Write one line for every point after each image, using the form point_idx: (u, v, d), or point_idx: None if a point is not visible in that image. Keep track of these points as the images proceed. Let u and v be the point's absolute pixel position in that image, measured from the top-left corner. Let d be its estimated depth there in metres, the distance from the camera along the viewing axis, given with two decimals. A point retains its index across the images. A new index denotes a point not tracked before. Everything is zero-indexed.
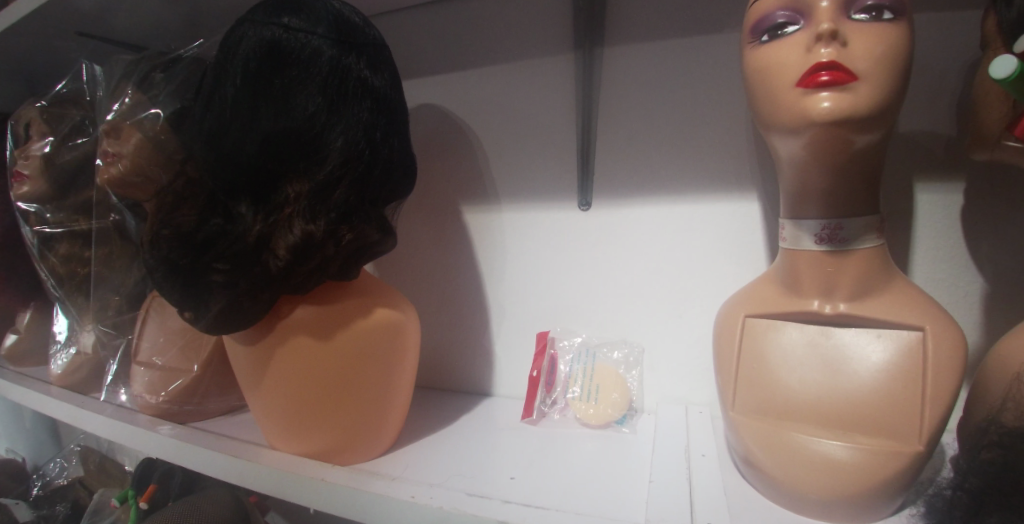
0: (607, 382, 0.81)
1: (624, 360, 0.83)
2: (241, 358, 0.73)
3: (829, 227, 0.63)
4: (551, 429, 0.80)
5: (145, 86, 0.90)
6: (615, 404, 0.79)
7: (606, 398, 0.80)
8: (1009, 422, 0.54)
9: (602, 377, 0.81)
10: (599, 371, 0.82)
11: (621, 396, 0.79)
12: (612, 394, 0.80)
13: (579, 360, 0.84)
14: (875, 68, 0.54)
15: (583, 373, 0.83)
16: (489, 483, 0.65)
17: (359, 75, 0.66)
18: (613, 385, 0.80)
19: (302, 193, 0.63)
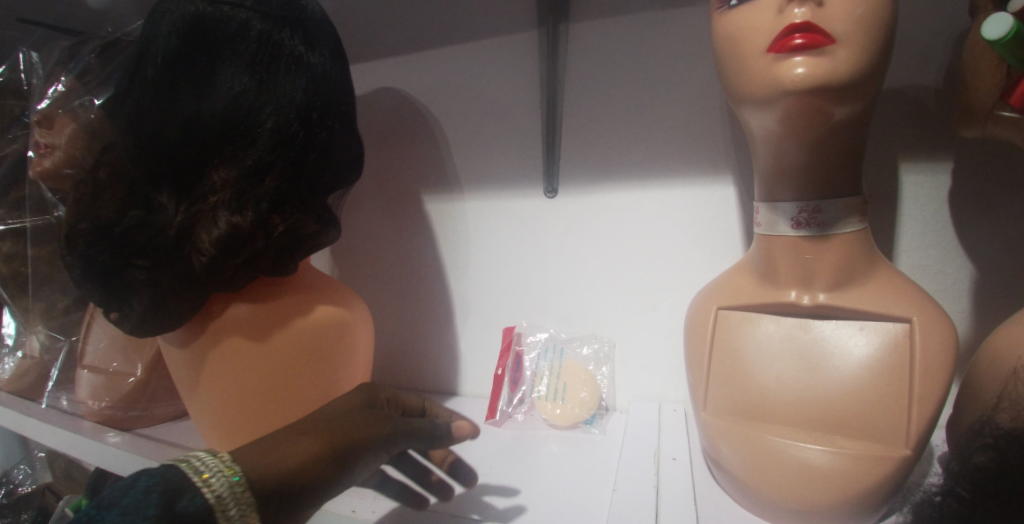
0: (574, 380, 0.75)
1: (593, 356, 0.78)
2: (177, 361, 0.67)
3: (807, 210, 0.57)
4: (516, 432, 0.75)
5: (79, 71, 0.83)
6: (583, 404, 0.74)
7: (572, 398, 0.75)
8: (1004, 423, 0.49)
9: (568, 376, 0.76)
10: (566, 370, 0.77)
11: (589, 395, 0.74)
12: (579, 394, 0.75)
13: (545, 356, 0.79)
14: (855, 29, 0.48)
15: (549, 371, 0.78)
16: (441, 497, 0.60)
17: (293, 51, 0.60)
18: (579, 382, 0.75)
19: (228, 180, 0.58)
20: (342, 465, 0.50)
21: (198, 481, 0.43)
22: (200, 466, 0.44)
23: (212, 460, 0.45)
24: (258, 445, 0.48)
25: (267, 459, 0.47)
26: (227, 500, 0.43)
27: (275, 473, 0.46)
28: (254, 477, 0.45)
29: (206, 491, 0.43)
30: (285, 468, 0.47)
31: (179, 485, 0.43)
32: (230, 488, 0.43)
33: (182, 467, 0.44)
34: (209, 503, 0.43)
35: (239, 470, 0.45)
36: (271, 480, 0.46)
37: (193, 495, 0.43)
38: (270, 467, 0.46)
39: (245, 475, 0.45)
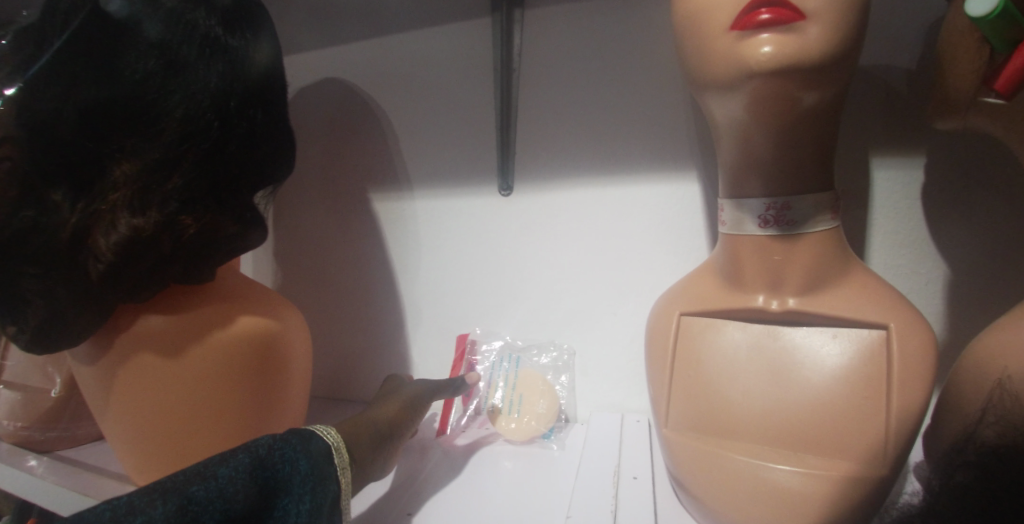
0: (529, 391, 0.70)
1: (552, 365, 0.73)
2: (86, 379, 0.60)
3: (775, 207, 0.52)
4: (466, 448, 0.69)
5: None
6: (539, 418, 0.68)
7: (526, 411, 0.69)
8: (988, 439, 0.44)
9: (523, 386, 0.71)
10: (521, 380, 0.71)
11: (546, 406, 0.68)
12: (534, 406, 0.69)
13: (500, 366, 0.73)
14: (827, 3, 0.43)
15: (505, 382, 0.72)
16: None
17: (209, 32, 0.54)
18: (534, 393, 0.70)
19: (130, 177, 0.51)
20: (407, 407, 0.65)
21: (318, 433, 0.51)
22: (325, 434, 0.52)
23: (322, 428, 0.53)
24: (349, 427, 0.56)
25: (350, 433, 0.55)
26: (337, 446, 0.51)
27: (357, 444, 0.54)
28: (351, 439, 0.54)
29: (330, 442, 0.51)
30: (369, 419, 0.59)
31: (309, 436, 0.50)
32: (338, 440, 0.52)
33: (302, 429, 0.51)
34: (328, 447, 0.50)
35: (338, 434, 0.53)
36: (372, 423, 0.58)
37: (318, 442, 0.50)
38: (347, 434, 0.54)
39: (341, 439, 0.53)
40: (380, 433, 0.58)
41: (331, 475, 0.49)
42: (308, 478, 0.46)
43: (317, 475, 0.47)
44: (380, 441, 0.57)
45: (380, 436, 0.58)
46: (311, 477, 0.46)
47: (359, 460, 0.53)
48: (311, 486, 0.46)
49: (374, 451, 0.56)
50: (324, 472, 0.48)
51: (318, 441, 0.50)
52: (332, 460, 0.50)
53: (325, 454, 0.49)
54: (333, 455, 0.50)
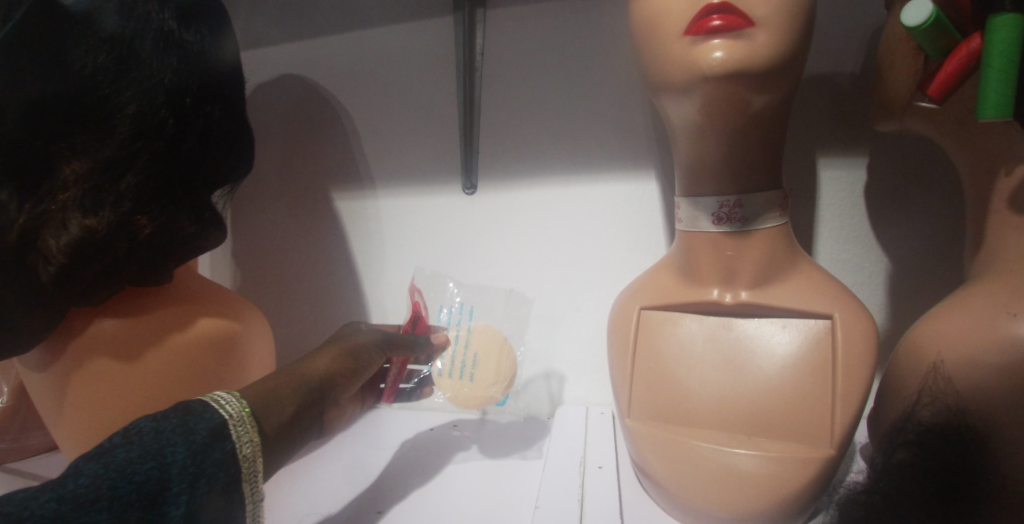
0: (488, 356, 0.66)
1: (507, 318, 0.71)
2: (35, 386, 0.58)
3: (727, 205, 0.55)
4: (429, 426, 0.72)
5: None
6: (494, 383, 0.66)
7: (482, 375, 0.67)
8: (924, 419, 0.48)
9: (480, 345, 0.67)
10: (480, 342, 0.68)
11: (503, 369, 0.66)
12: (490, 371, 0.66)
13: (452, 317, 0.71)
14: (774, 12, 0.45)
15: (456, 339, 0.68)
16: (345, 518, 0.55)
17: (162, 26, 0.52)
18: (491, 357, 0.66)
19: (81, 176, 0.50)
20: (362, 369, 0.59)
21: (209, 404, 0.43)
22: (223, 404, 0.44)
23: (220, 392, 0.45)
24: (265, 389, 0.48)
25: (262, 397, 0.47)
26: (236, 416, 0.43)
27: (271, 412, 0.47)
28: (259, 408, 0.46)
29: (224, 412, 0.43)
30: (297, 377, 0.51)
31: (200, 410, 0.42)
32: (240, 410, 0.44)
33: (195, 400, 0.44)
34: (222, 420, 0.42)
35: (242, 400, 0.45)
36: (296, 385, 0.51)
37: (207, 415, 0.42)
38: (257, 399, 0.46)
39: (247, 403, 0.45)
40: (307, 394, 0.51)
41: (233, 451, 0.42)
42: (197, 461, 0.40)
43: (209, 459, 0.40)
44: (302, 402, 0.50)
45: (306, 399, 0.51)
46: (203, 460, 0.40)
47: (275, 429, 0.46)
48: (200, 473, 0.39)
49: (295, 416, 0.48)
50: (217, 453, 0.41)
51: (209, 415, 0.42)
52: (224, 438, 0.42)
53: (218, 430, 0.42)
54: (228, 429, 0.42)
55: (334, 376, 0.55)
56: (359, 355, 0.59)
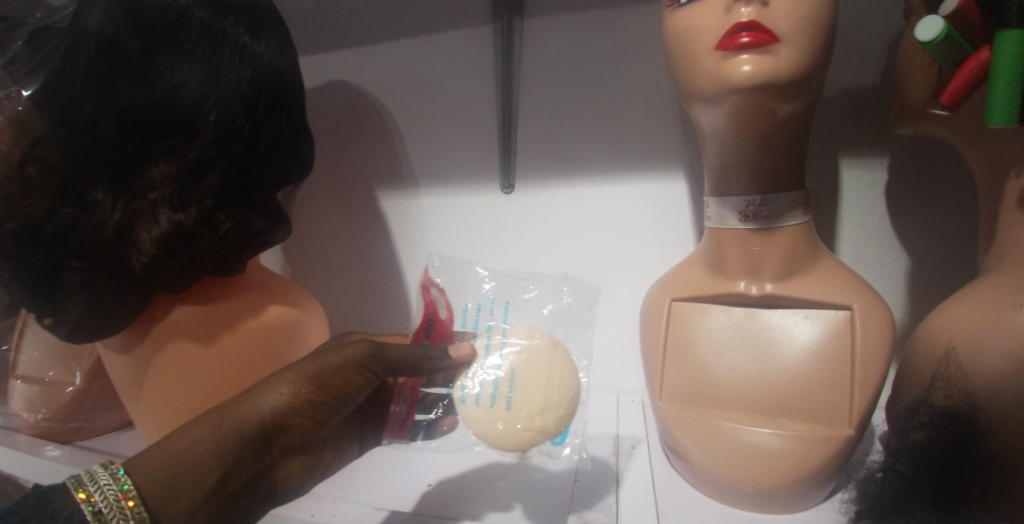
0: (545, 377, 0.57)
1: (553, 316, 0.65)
2: (115, 369, 0.64)
3: (753, 204, 0.59)
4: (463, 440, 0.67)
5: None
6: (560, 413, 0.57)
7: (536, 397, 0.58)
8: (938, 402, 0.52)
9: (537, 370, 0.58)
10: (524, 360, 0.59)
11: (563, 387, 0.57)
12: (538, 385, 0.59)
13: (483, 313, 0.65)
14: (797, 29, 0.50)
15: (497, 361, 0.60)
16: (401, 495, 0.62)
17: (237, 41, 0.58)
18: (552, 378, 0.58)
19: (170, 176, 0.56)
20: (335, 400, 0.55)
21: (82, 498, 0.45)
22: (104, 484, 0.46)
23: (104, 472, 0.46)
24: (193, 445, 0.48)
25: (185, 459, 0.48)
26: (106, 511, 0.44)
27: (191, 479, 0.47)
28: (165, 484, 0.47)
29: (89, 507, 0.44)
30: (241, 424, 0.50)
31: (70, 497, 0.45)
32: (116, 504, 0.44)
33: (70, 482, 0.46)
34: (87, 522, 0.44)
35: (127, 479, 0.46)
36: (235, 436, 0.50)
37: (71, 511, 0.44)
38: (175, 465, 0.47)
39: (136, 482, 0.46)
40: (247, 445, 0.50)
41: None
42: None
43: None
44: (239, 456, 0.50)
45: (244, 452, 0.50)
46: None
47: (191, 500, 0.47)
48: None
49: (222, 478, 0.48)
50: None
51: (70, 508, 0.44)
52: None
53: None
54: None
55: (292, 416, 0.52)
56: (327, 387, 0.54)
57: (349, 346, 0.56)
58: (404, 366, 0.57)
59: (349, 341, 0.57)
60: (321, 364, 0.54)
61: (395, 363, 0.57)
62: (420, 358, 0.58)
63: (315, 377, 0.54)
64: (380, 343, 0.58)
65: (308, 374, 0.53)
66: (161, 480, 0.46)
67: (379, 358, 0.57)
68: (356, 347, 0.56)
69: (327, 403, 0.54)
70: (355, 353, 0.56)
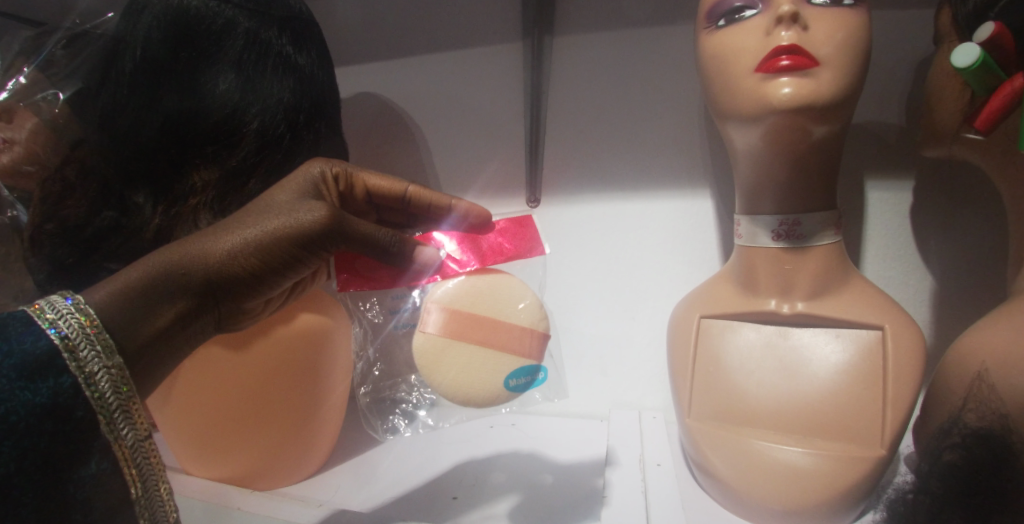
0: (468, 369, 0.58)
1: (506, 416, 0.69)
2: None
3: (787, 223, 0.60)
4: (529, 279, 0.66)
5: (40, 43, 0.67)
6: (477, 388, 0.57)
7: (509, 324, 0.58)
8: (971, 422, 0.51)
9: (419, 356, 0.59)
10: (421, 337, 0.59)
11: (495, 388, 0.57)
12: (479, 333, 0.58)
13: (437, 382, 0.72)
14: (836, 54, 0.51)
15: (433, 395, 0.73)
16: (414, 489, 0.65)
17: (281, 51, 0.59)
18: (487, 366, 0.57)
19: (209, 181, 0.58)
20: (289, 266, 0.51)
21: (44, 324, 0.40)
22: (58, 312, 0.41)
23: (65, 302, 0.42)
24: (136, 295, 0.44)
25: (125, 307, 0.44)
26: (75, 339, 0.40)
27: (138, 325, 0.44)
28: (119, 315, 0.43)
29: (54, 334, 0.39)
30: (190, 281, 0.47)
31: (26, 327, 0.39)
32: (83, 330, 0.40)
33: (26, 309, 0.41)
34: (54, 345, 0.39)
35: (87, 309, 0.42)
36: (182, 293, 0.47)
37: (36, 337, 0.39)
38: (120, 310, 0.43)
39: (95, 315, 0.42)
40: (194, 299, 0.48)
41: (72, 384, 0.39)
42: (23, 388, 0.37)
43: (41, 385, 0.38)
44: (185, 308, 0.47)
45: (190, 307, 0.47)
46: (30, 387, 0.37)
47: (134, 346, 0.44)
48: (5, 406, 0.36)
49: (168, 328, 0.46)
50: (61, 364, 0.39)
51: (34, 337, 0.39)
52: (57, 363, 0.39)
53: (52, 355, 0.39)
54: (60, 356, 0.39)
55: (243, 278, 0.49)
56: (282, 252, 0.50)
57: (309, 210, 0.50)
58: (363, 244, 0.53)
59: (311, 205, 0.51)
60: (277, 231, 0.49)
61: (354, 238, 0.52)
62: (379, 246, 0.53)
63: (270, 243, 0.49)
64: (343, 216, 0.51)
65: (262, 238, 0.49)
66: (110, 307, 0.43)
67: (343, 234, 0.52)
68: (319, 215, 0.50)
69: (282, 268, 0.51)
70: (317, 222, 0.50)
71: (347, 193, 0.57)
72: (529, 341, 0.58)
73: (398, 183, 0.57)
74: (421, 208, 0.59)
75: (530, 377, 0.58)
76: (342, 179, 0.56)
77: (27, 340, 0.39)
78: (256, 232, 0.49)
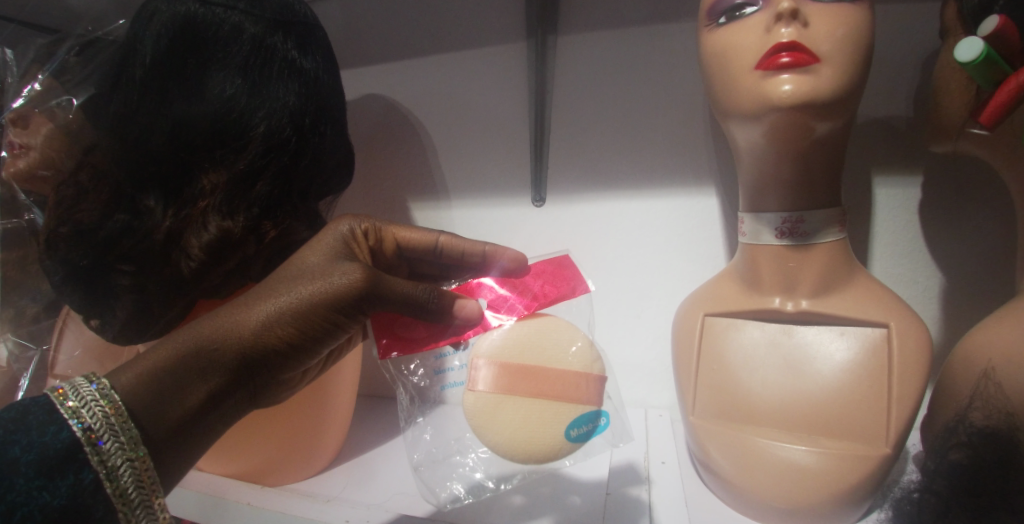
0: (525, 423, 0.57)
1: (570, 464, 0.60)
2: None
3: (790, 221, 0.59)
4: (578, 319, 0.65)
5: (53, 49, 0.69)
6: (538, 446, 0.57)
7: (563, 369, 0.58)
8: (977, 421, 0.51)
9: (472, 415, 0.59)
10: (472, 396, 0.59)
11: (556, 440, 0.57)
12: (533, 384, 0.57)
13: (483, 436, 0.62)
14: (838, 50, 0.51)
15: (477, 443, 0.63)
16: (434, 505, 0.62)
17: (286, 56, 0.60)
18: (546, 420, 0.57)
19: (219, 185, 0.58)
20: (324, 331, 0.53)
21: (67, 414, 0.42)
22: (82, 399, 0.43)
23: (90, 387, 0.44)
24: (169, 373, 0.46)
25: (157, 387, 0.46)
26: (97, 429, 0.42)
27: (169, 406, 0.46)
28: (148, 399, 0.45)
29: (78, 428, 0.42)
30: (221, 357, 0.48)
31: (50, 419, 0.42)
32: (105, 420, 0.42)
33: (51, 395, 0.43)
34: (76, 437, 0.41)
35: (113, 397, 0.43)
36: (215, 369, 0.48)
37: (59, 428, 0.41)
38: (149, 390, 0.45)
39: (122, 400, 0.44)
40: (227, 374, 0.49)
41: (92, 479, 0.41)
42: (42, 488, 0.40)
43: (61, 482, 0.40)
44: (218, 384, 0.49)
45: (223, 383, 0.49)
46: (48, 488, 0.40)
47: (165, 429, 0.45)
48: (22, 510, 0.39)
49: (201, 404, 0.48)
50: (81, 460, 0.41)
51: (56, 432, 0.41)
52: (79, 456, 0.41)
53: (73, 449, 0.41)
54: (82, 451, 0.41)
55: (275, 348, 0.51)
56: (316, 319, 0.51)
57: (342, 274, 0.52)
58: (399, 303, 0.54)
59: (344, 267, 0.52)
60: (312, 296, 0.51)
61: (387, 298, 0.53)
62: (416, 301, 0.54)
63: (303, 310, 0.51)
64: (377, 275, 0.53)
65: (297, 305, 0.51)
66: (141, 391, 0.45)
67: (375, 295, 0.53)
68: (352, 277, 0.52)
69: (318, 335, 0.52)
70: (352, 285, 0.51)
71: (377, 247, 0.61)
72: (587, 386, 0.58)
73: (427, 233, 0.61)
74: (452, 256, 0.62)
75: (592, 424, 0.58)
76: (371, 234, 0.60)
77: (51, 433, 0.41)
78: (290, 300, 0.51)
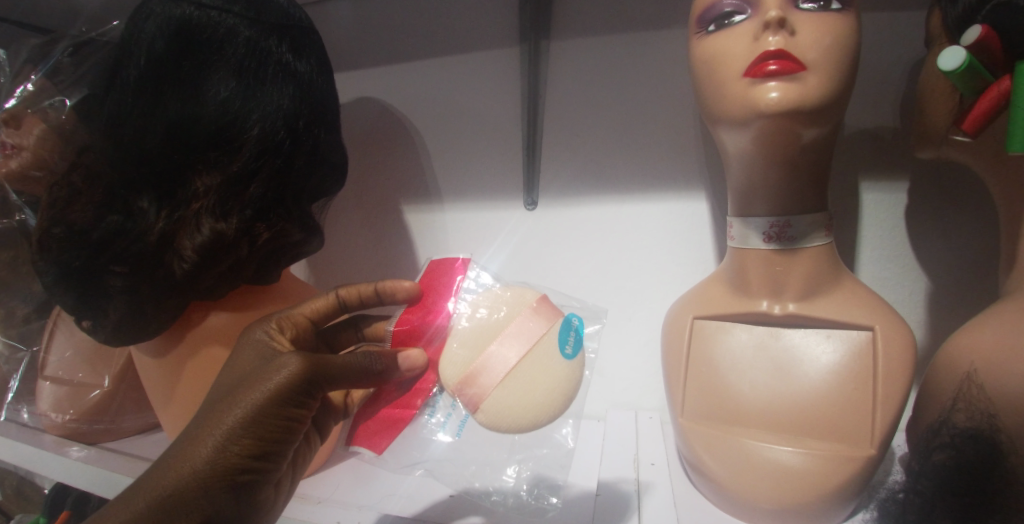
0: (533, 384, 0.54)
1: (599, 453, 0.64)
2: (152, 373, 0.68)
3: (777, 225, 0.60)
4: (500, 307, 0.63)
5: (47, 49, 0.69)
6: (557, 394, 0.55)
7: (512, 321, 0.55)
8: (961, 423, 0.52)
9: (497, 424, 0.54)
10: (483, 414, 0.54)
11: (565, 372, 0.55)
12: (513, 342, 0.54)
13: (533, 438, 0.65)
14: (824, 58, 0.52)
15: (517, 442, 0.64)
16: (428, 507, 0.62)
17: (281, 59, 0.60)
18: (543, 367, 0.54)
19: (212, 187, 0.59)
20: (285, 433, 0.51)
21: None
22: None
23: None
24: None
25: None
26: None
27: None
28: None
29: None
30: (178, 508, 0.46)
31: None
32: None
33: None
34: None
35: None
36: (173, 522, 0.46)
37: None
38: None
39: None
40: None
41: None
42: None
43: None
44: None
45: None
46: None
47: None
48: None
49: None
50: None
51: None
52: None
53: None
54: None
55: (238, 471, 0.48)
56: (269, 423, 0.50)
57: (281, 369, 0.50)
58: (347, 379, 0.53)
59: (279, 362, 0.51)
60: (257, 402, 0.49)
61: (334, 379, 0.52)
62: (363, 372, 0.54)
63: (253, 418, 0.49)
64: (314, 359, 0.52)
65: (245, 417, 0.49)
66: None
67: (321, 380, 0.52)
68: (290, 370, 0.50)
69: (277, 439, 0.51)
70: (295, 376, 0.50)
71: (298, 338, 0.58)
72: (541, 308, 0.56)
73: (327, 295, 0.61)
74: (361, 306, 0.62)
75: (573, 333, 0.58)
76: (286, 325, 0.58)
77: None
78: (235, 414, 0.48)
